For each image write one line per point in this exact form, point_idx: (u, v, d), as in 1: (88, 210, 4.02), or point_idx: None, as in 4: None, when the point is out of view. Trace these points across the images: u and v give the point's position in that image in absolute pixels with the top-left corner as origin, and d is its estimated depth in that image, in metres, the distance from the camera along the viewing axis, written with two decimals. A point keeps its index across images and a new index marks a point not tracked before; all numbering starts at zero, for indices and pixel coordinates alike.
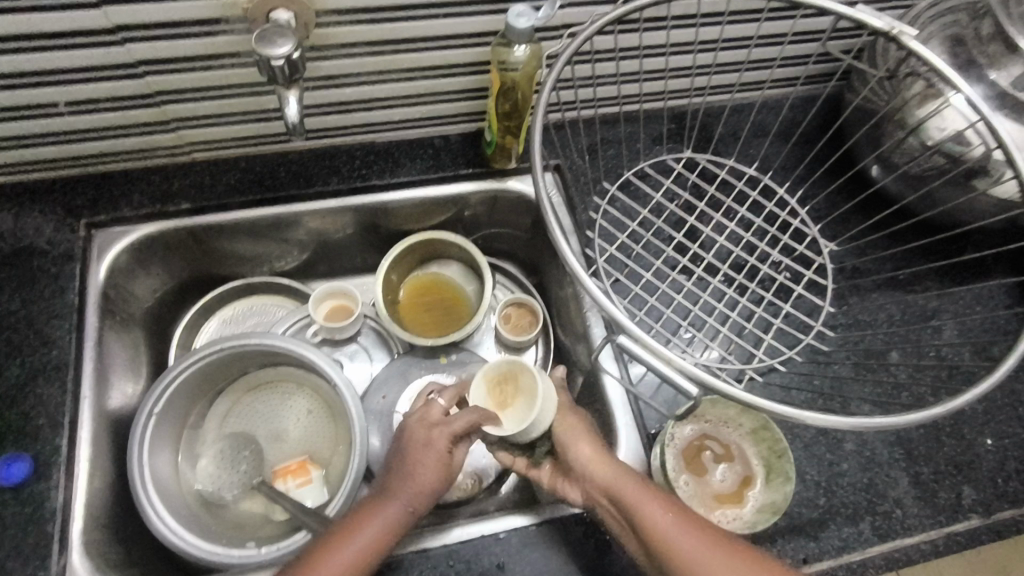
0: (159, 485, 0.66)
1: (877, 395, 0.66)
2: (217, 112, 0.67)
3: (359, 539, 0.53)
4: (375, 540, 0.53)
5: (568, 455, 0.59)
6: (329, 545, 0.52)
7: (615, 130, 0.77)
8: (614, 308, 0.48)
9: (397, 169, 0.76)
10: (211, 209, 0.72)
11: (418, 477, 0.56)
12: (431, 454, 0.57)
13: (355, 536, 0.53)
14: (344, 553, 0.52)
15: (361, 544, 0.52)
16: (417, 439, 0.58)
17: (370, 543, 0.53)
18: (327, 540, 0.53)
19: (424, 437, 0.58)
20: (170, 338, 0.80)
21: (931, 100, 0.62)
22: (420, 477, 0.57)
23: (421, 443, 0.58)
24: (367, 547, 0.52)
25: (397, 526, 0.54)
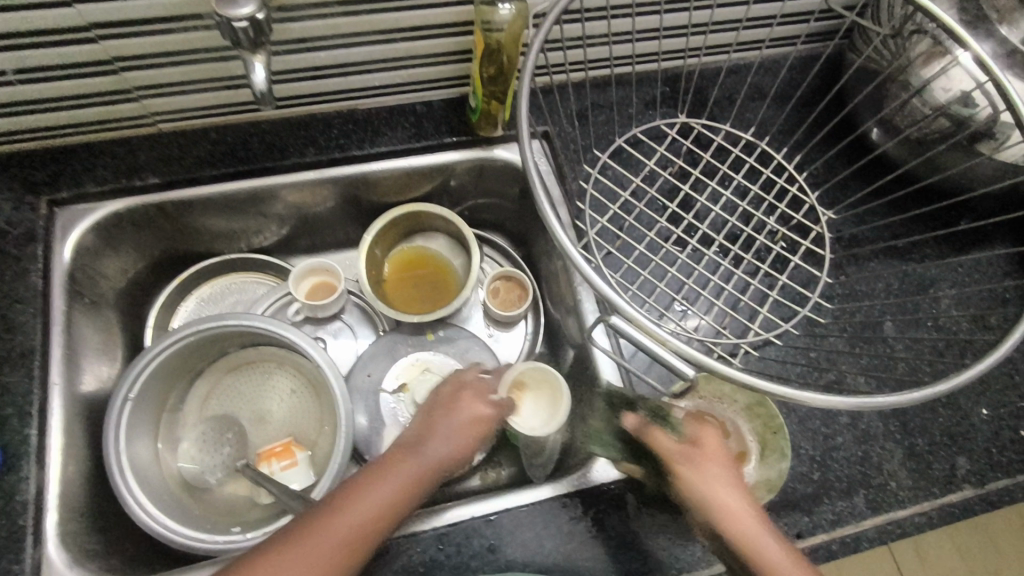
0: (138, 472, 0.64)
1: (873, 367, 0.65)
2: (180, 78, 0.63)
3: (382, 490, 0.50)
4: (398, 495, 0.51)
5: (699, 506, 0.49)
6: (350, 495, 0.50)
7: (606, 95, 0.73)
8: (605, 285, 0.45)
9: (377, 138, 0.72)
10: (180, 183, 0.68)
11: (449, 437, 0.54)
12: (467, 415, 0.56)
13: (377, 488, 0.50)
14: (365, 504, 0.49)
15: (383, 496, 0.50)
16: (452, 398, 0.57)
17: (393, 495, 0.50)
18: (348, 488, 0.50)
19: (462, 398, 0.57)
20: (146, 319, 0.77)
21: (936, 59, 0.60)
22: (453, 437, 0.54)
23: (457, 402, 0.56)
24: (390, 500, 0.50)
25: (421, 483, 0.52)
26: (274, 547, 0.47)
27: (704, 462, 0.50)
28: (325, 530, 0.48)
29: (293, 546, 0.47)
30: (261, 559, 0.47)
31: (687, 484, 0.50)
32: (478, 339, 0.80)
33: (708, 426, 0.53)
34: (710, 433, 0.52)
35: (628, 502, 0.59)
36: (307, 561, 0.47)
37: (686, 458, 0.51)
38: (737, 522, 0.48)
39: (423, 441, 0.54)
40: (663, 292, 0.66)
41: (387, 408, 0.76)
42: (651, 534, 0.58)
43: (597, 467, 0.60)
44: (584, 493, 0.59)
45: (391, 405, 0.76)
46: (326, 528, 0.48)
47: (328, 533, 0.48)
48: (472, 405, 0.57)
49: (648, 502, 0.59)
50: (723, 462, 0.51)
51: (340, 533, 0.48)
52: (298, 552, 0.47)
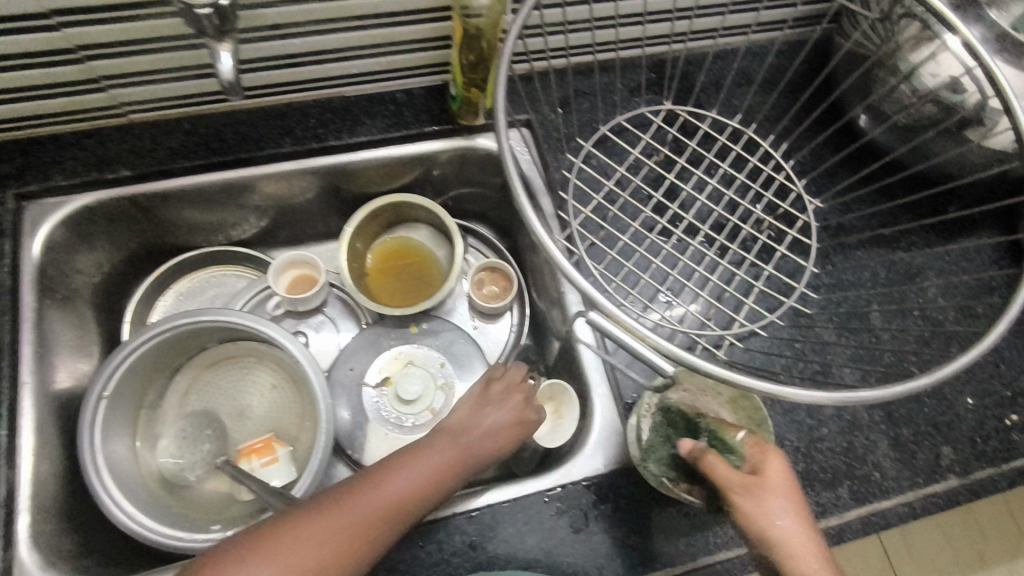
0: (114, 471, 0.63)
1: (858, 357, 0.64)
2: (149, 66, 0.61)
3: (411, 473, 0.53)
4: (425, 483, 0.53)
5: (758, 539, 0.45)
6: (380, 473, 0.52)
7: (590, 82, 0.72)
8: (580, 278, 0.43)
9: (356, 128, 0.70)
10: (152, 176, 0.66)
11: (479, 436, 0.57)
12: (498, 418, 0.59)
13: (406, 471, 0.52)
14: (393, 483, 0.51)
15: (411, 480, 0.52)
16: (485, 402, 0.60)
17: (420, 480, 0.52)
18: (379, 468, 0.53)
19: (496, 403, 0.60)
20: (123, 314, 0.75)
21: (925, 44, 0.59)
22: (482, 437, 0.57)
23: (491, 404, 0.60)
24: (416, 484, 0.52)
25: (447, 477, 0.54)
26: (303, 510, 0.49)
27: (765, 492, 0.46)
28: (355, 500, 0.49)
29: (322, 511, 0.48)
30: (289, 518, 0.48)
31: (745, 516, 0.45)
32: (462, 331, 0.79)
33: (771, 452, 0.48)
34: (774, 460, 0.48)
35: (611, 497, 0.58)
36: (333, 526, 0.48)
37: (746, 488, 0.46)
38: (800, 563, 0.43)
39: (453, 438, 0.57)
40: (647, 283, 0.65)
41: (370, 403, 0.76)
42: (633, 529, 0.57)
43: (578, 461, 0.60)
44: (567, 488, 0.59)
45: (374, 399, 0.76)
46: (355, 498, 0.50)
47: (356, 503, 0.49)
48: (503, 409, 0.60)
49: (631, 496, 0.58)
50: (789, 492, 0.46)
51: (368, 507, 0.49)
52: (325, 517, 0.48)
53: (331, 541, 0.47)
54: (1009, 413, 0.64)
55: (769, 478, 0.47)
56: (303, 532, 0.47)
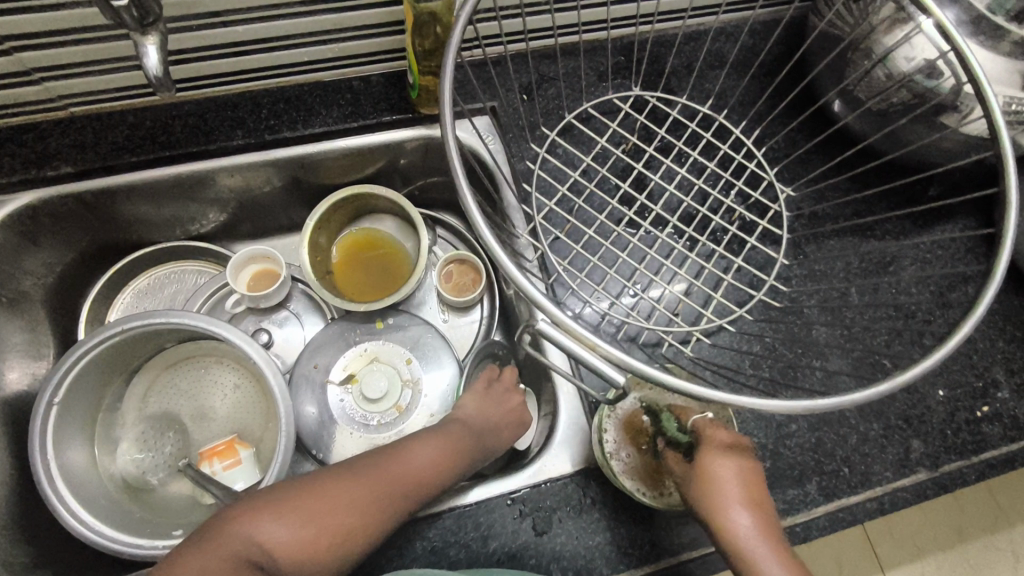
0: (70, 479, 0.61)
1: (829, 351, 0.63)
2: (84, 57, 0.58)
3: (425, 454, 0.57)
4: (436, 463, 0.57)
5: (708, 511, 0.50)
6: (396, 452, 0.57)
7: (553, 66, 0.70)
8: (535, 291, 0.41)
9: (310, 118, 0.66)
10: (97, 173, 0.63)
11: (483, 425, 0.62)
12: (502, 409, 0.63)
13: (418, 453, 0.57)
14: (406, 462, 0.56)
15: (424, 460, 0.57)
16: (490, 393, 0.65)
17: (432, 460, 0.57)
18: (395, 447, 0.58)
19: (498, 398, 0.64)
20: (79, 314, 0.73)
21: (899, 26, 0.56)
22: (486, 427, 0.62)
23: (494, 397, 0.65)
24: (427, 464, 0.57)
25: (455, 462, 0.58)
26: (327, 475, 0.54)
27: (717, 482, 0.51)
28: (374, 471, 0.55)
29: (344, 478, 0.53)
30: (316, 482, 0.53)
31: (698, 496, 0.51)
32: (429, 326, 0.77)
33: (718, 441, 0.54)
34: (717, 447, 0.53)
35: (574, 499, 0.57)
36: (354, 490, 0.53)
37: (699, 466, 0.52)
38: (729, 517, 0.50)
39: (462, 425, 0.61)
40: (614, 278, 0.63)
41: (335, 401, 0.74)
42: (597, 532, 0.56)
43: (543, 462, 0.59)
44: (530, 492, 0.57)
45: (339, 397, 0.74)
46: (373, 470, 0.55)
47: (376, 474, 0.54)
48: (505, 401, 0.64)
49: (595, 498, 0.57)
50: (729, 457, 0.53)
51: (386, 478, 0.54)
52: (348, 483, 0.53)
53: (352, 502, 0.52)
54: (980, 404, 0.63)
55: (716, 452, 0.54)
56: (328, 494, 0.52)
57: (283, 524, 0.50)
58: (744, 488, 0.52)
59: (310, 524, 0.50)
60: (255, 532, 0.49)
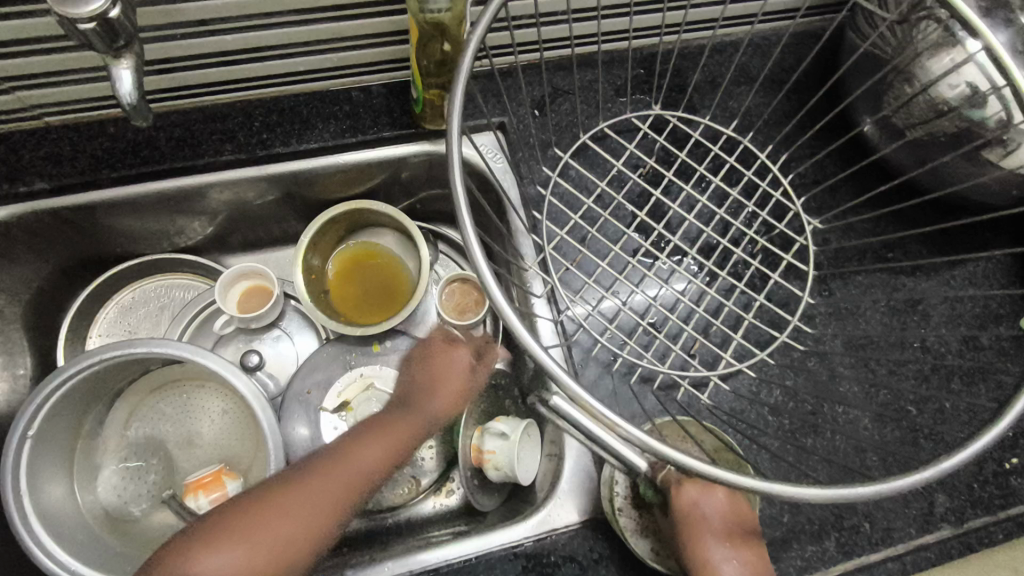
0: (46, 515, 0.57)
1: (853, 395, 0.59)
2: (59, 66, 0.53)
3: (366, 462, 0.59)
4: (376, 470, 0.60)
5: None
6: (341, 460, 0.58)
7: (568, 78, 0.64)
8: (555, 364, 0.37)
9: (305, 132, 0.62)
10: (76, 188, 0.59)
11: (428, 407, 0.64)
12: (449, 366, 0.66)
13: (359, 461, 0.59)
14: (347, 471, 0.58)
15: (364, 468, 0.59)
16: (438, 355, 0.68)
17: (371, 467, 0.59)
18: (335, 455, 0.59)
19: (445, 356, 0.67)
20: (58, 331, 0.69)
21: (947, 50, 0.51)
22: (429, 398, 0.65)
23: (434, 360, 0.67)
24: (368, 471, 0.59)
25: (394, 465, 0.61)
26: (274, 495, 0.55)
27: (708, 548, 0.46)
28: (317, 486, 0.56)
29: (288, 499, 0.55)
30: (263, 503, 0.54)
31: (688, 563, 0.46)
32: None
33: (688, 493, 0.47)
34: (691, 504, 0.47)
35: (580, 555, 0.54)
36: (300, 511, 0.54)
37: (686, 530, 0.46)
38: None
39: (399, 425, 0.63)
40: (627, 315, 0.59)
41: (329, 429, 0.70)
42: None
43: (548, 513, 0.56)
44: (533, 545, 0.54)
45: (333, 426, 0.70)
46: (315, 485, 0.56)
47: (319, 489, 0.56)
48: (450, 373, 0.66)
49: (602, 553, 0.54)
50: (712, 507, 0.48)
51: (330, 489, 0.56)
52: (292, 502, 0.55)
53: (298, 523, 0.54)
54: (1009, 456, 0.60)
55: (700, 506, 0.47)
56: (275, 517, 0.54)
57: (236, 554, 0.51)
58: (732, 538, 0.48)
59: (260, 547, 0.52)
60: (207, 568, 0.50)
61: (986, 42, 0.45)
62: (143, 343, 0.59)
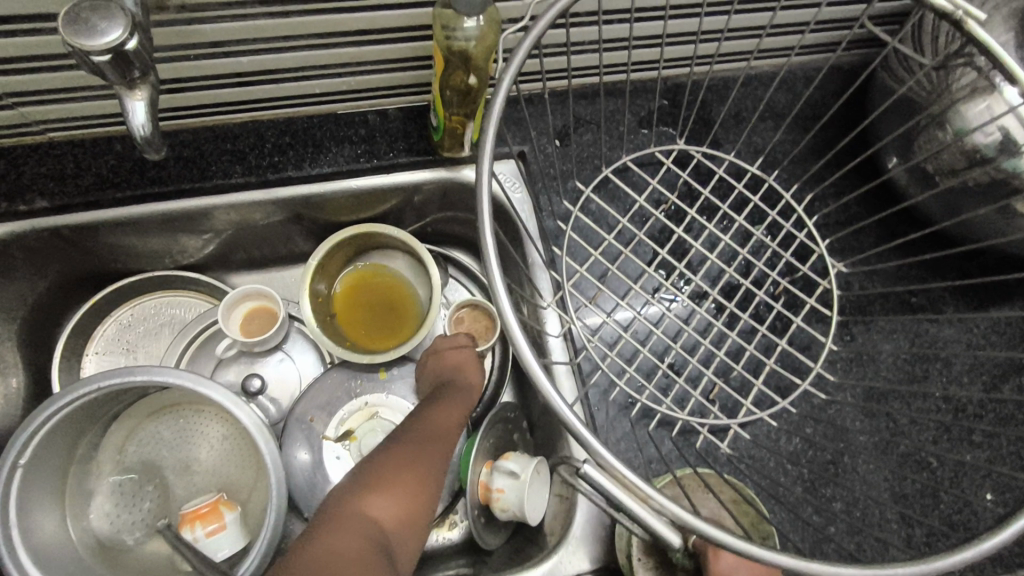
0: (38, 547, 0.55)
1: (873, 446, 0.58)
2: (64, 83, 0.50)
3: (455, 412, 0.60)
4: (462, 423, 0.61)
5: None
6: (438, 417, 0.59)
7: (597, 107, 0.63)
8: (573, 415, 0.36)
9: (319, 156, 0.60)
10: (77, 207, 0.56)
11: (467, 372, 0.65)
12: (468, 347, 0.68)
13: (450, 414, 0.60)
14: (445, 425, 0.59)
15: (455, 421, 0.60)
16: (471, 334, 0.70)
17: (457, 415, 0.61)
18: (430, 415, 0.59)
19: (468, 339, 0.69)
20: (53, 349, 0.67)
21: (983, 95, 0.50)
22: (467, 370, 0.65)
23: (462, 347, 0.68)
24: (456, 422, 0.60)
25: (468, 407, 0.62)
26: (399, 451, 0.55)
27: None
28: (434, 440, 0.57)
29: (410, 458, 0.55)
30: (398, 460, 0.55)
31: None
32: None
33: (725, 563, 0.46)
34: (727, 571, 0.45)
35: None
36: (428, 459, 0.55)
37: None
38: None
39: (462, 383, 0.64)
40: (646, 357, 0.58)
41: (331, 458, 0.68)
42: None
43: (558, 560, 0.55)
44: None
45: (336, 456, 0.68)
46: (431, 437, 0.57)
47: (437, 441, 0.57)
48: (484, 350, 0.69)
49: None
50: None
51: (439, 442, 0.57)
52: (422, 454, 0.55)
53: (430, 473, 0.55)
54: None
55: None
56: (412, 469, 0.54)
57: (390, 502, 0.52)
58: None
59: (406, 497, 0.53)
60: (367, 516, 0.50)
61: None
62: (145, 369, 0.56)
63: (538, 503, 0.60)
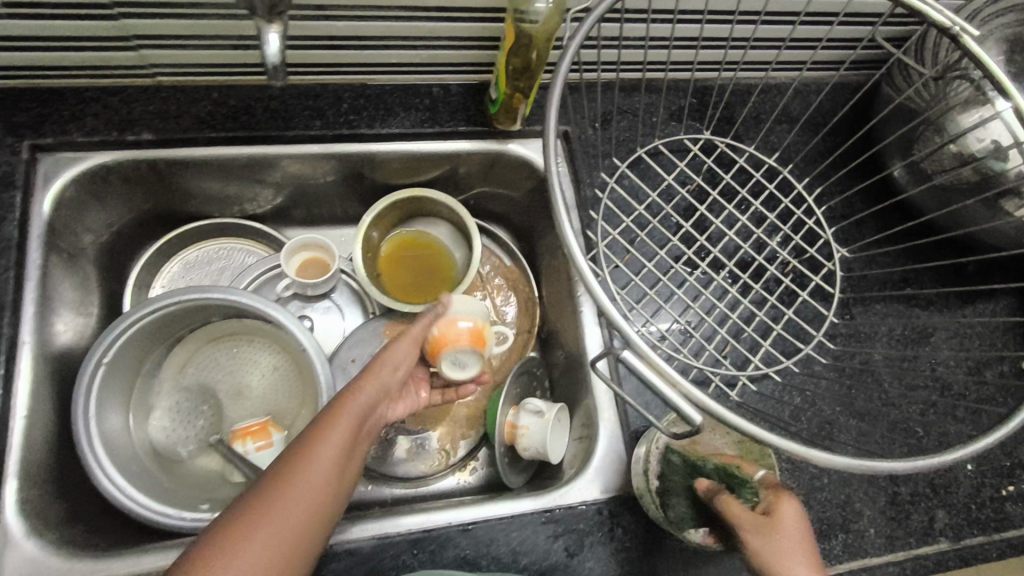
0: (108, 442, 0.62)
1: (866, 411, 0.64)
2: (184, 31, 0.58)
3: (345, 420, 0.51)
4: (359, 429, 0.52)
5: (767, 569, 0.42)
6: (324, 431, 0.50)
7: (635, 100, 0.71)
8: (588, 269, 0.44)
9: (388, 118, 0.68)
10: (176, 143, 0.64)
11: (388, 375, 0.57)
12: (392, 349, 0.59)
13: (344, 420, 0.51)
14: (337, 434, 0.50)
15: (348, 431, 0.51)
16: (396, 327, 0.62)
17: (351, 421, 0.52)
18: (315, 427, 0.50)
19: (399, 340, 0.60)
20: (126, 279, 0.73)
21: (977, 107, 0.58)
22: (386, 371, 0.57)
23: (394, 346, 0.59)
24: (350, 430, 0.51)
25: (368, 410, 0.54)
26: (274, 483, 0.46)
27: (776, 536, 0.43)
28: (317, 457, 0.48)
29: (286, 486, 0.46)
30: (268, 492, 0.45)
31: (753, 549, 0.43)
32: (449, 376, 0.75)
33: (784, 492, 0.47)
34: (792, 508, 0.45)
35: (606, 525, 0.58)
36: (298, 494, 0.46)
37: (757, 525, 0.44)
38: None
39: (370, 377, 0.55)
40: (667, 313, 0.65)
41: None
42: (619, 563, 0.58)
43: (576, 486, 0.60)
44: (566, 510, 0.59)
45: None
46: (306, 462, 0.47)
47: (315, 466, 0.47)
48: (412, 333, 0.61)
49: (627, 527, 0.59)
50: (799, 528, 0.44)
51: (322, 464, 0.48)
52: (290, 488, 0.46)
53: (300, 509, 0.45)
54: (1005, 483, 0.65)
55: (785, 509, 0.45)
56: (286, 497, 0.45)
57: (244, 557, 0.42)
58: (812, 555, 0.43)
59: (275, 539, 0.44)
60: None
61: (1015, 104, 0.51)
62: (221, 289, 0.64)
63: (559, 443, 0.66)
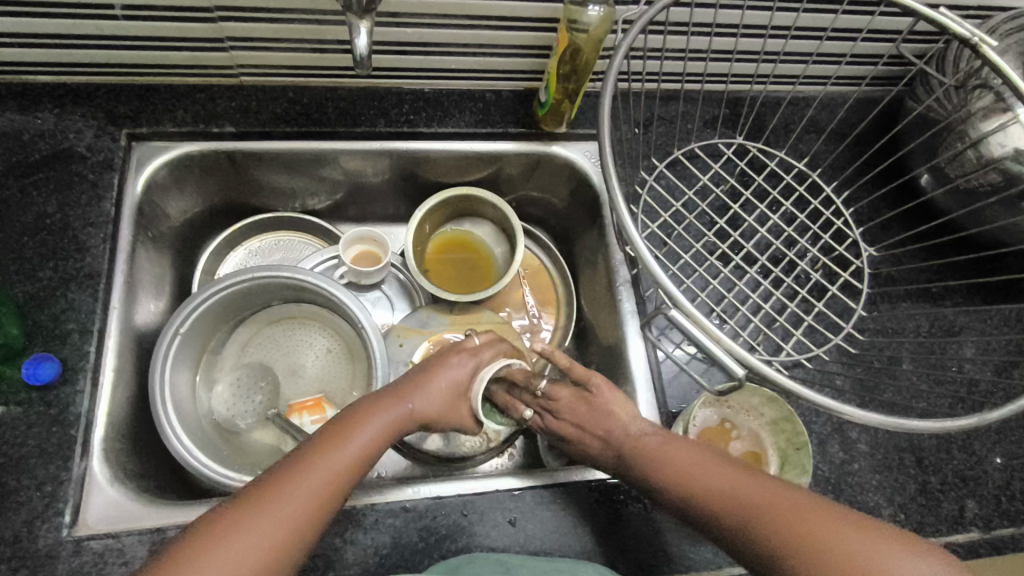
0: (177, 405, 0.66)
1: (895, 401, 0.67)
2: (273, 34, 0.65)
3: (360, 435, 0.52)
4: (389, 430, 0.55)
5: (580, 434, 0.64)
6: (354, 422, 0.53)
7: (673, 108, 0.76)
8: (645, 250, 0.49)
9: (445, 118, 0.74)
10: (254, 136, 0.71)
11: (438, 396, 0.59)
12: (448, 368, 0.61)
13: (374, 420, 0.54)
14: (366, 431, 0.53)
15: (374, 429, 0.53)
16: (457, 354, 0.63)
17: (370, 440, 0.52)
18: (350, 418, 0.54)
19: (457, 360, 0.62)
20: (196, 263, 0.79)
21: (997, 115, 0.61)
22: (436, 391, 0.59)
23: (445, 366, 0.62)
24: (371, 439, 0.53)
25: (396, 425, 0.55)
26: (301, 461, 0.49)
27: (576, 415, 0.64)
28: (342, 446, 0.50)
29: (310, 466, 0.48)
30: (291, 471, 0.47)
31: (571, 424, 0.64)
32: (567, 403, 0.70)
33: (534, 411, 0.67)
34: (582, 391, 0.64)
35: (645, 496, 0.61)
36: (299, 493, 0.46)
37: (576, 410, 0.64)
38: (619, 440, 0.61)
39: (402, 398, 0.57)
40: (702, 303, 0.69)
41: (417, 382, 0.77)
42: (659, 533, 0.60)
43: None
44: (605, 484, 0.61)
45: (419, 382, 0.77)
46: (314, 466, 0.48)
47: (331, 456, 0.49)
48: (464, 377, 0.61)
49: None
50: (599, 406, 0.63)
51: (346, 452, 0.50)
52: (291, 486, 0.46)
53: (318, 489, 0.47)
54: None
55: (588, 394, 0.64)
56: (307, 475, 0.47)
57: (234, 543, 0.42)
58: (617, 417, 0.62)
59: (288, 516, 0.45)
60: (233, 540, 0.43)
61: None
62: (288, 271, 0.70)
63: None
